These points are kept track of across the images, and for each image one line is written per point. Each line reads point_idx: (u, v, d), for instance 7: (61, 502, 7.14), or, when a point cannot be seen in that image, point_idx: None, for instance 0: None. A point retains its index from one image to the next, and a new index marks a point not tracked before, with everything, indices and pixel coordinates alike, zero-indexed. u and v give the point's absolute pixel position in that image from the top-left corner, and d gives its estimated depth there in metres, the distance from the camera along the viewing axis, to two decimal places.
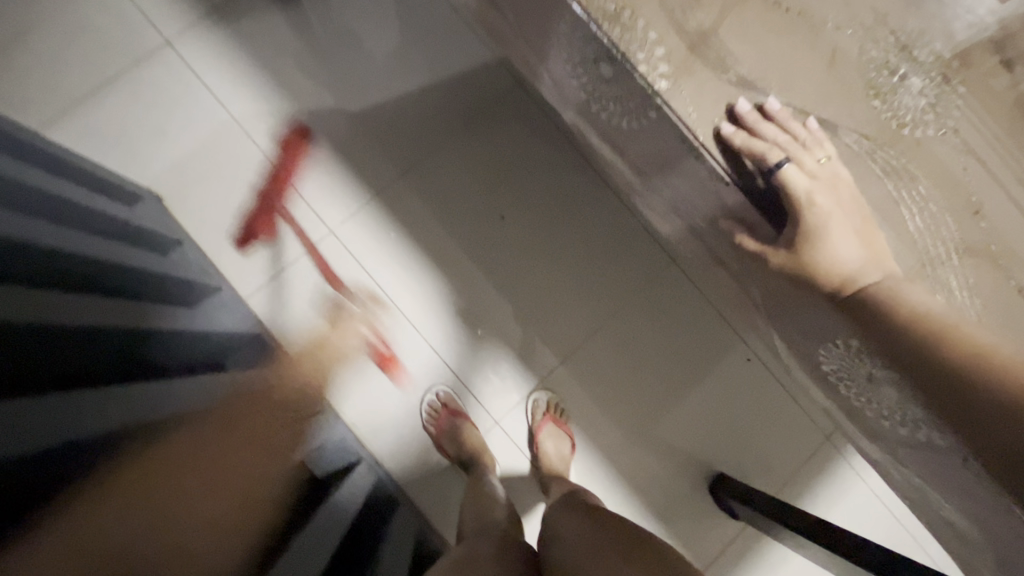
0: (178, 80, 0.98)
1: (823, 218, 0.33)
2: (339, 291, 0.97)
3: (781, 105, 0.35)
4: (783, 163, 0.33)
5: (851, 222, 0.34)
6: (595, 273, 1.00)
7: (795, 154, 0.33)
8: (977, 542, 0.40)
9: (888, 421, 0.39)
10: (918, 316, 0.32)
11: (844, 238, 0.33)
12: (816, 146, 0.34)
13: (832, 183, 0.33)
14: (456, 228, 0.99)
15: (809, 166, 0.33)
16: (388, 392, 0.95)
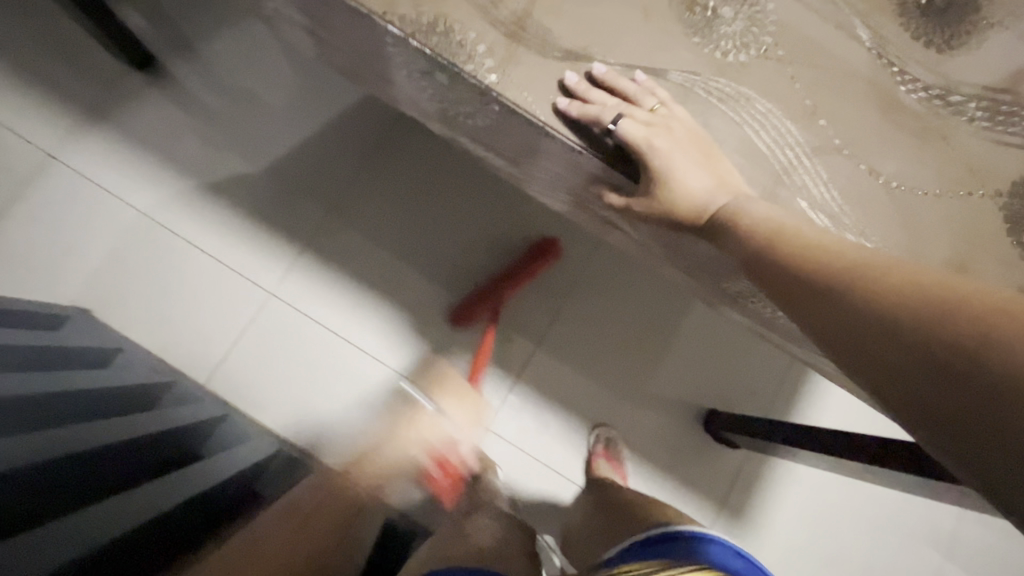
0: (73, 190, 0.95)
1: (669, 162, 0.35)
2: (297, 348, 0.96)
3: (607, 67, 0.37)
4: (617, 120, 0.36)
5: (697, 157, 0.36)
6: (539, 261, 1.02)
7: (626, 110, 0.36)
8: None
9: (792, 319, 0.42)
10: (772, 224, 0.34)
11: (693, 174, 0.36)
12: (647, 97, 0.37)
13: (669, 129, 0.36)
14: (398, 251, 0.99)
15: (642, 117, 0.36)
16: (372, 435, 0.95)
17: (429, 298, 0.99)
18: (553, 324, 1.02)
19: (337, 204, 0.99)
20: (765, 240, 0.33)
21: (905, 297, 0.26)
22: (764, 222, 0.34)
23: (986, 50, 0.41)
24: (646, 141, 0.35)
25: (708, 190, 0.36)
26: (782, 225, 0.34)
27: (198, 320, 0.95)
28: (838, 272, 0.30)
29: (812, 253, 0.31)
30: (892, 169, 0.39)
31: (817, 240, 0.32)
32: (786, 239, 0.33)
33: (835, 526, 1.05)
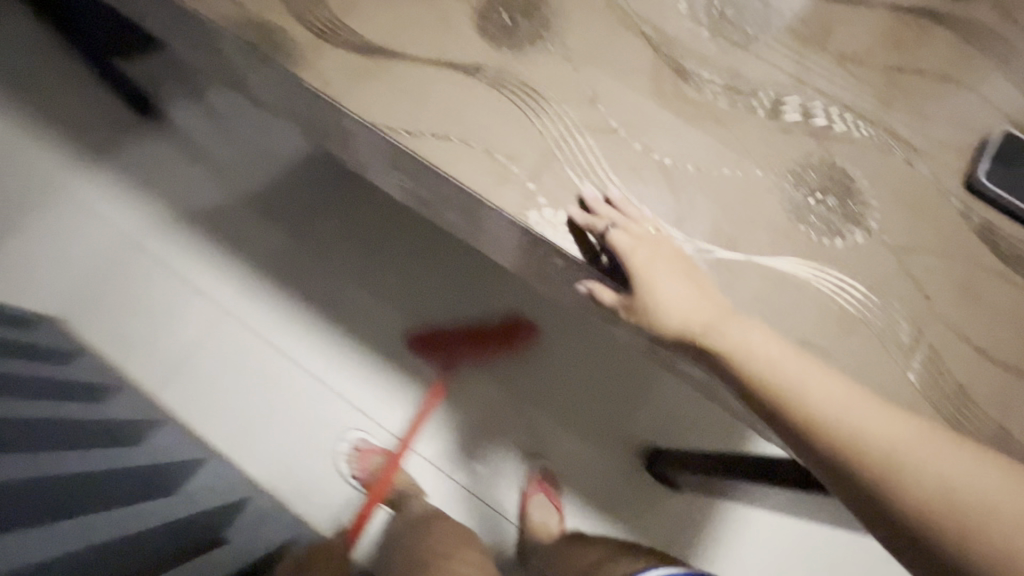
0: (68, 214, 1.09)
1: (650, 276, 0.37)
2: (244, 364, 1.03)
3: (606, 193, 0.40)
4: (609, 229, 0.38)
5: (675, 273, 0.37)
6: (493, 311, 1.02)
7: (621, 221, 0.38)
8: (711, 380, 0.43)
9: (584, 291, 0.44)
10: (810, 397, 0.31)
11: (676, 291, 0.36)
12: (643, 221, 0.39)
13: (653, 248, 0.38)
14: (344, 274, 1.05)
15: (634, 230, 0.38)
16: (304, 454, 0.99)
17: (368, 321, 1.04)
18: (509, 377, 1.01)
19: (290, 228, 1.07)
20: (803, 422, 0.31)
21: (989, 526, 0.25)
22: (779, 374, 0.32)
23: (762, 54, 0.46)
24: (627, 250, 0.37)
25: (691, 301, 0.36)
26: (805, 385, 0.31)
27: (157, 334, 1.04)
28: (889, 475, 0.28)
29: (840, 430, 0.29)
30: (667, 148, 0.42)
31: (855, 419, 0.30)
32: (830, 422, 0.30)
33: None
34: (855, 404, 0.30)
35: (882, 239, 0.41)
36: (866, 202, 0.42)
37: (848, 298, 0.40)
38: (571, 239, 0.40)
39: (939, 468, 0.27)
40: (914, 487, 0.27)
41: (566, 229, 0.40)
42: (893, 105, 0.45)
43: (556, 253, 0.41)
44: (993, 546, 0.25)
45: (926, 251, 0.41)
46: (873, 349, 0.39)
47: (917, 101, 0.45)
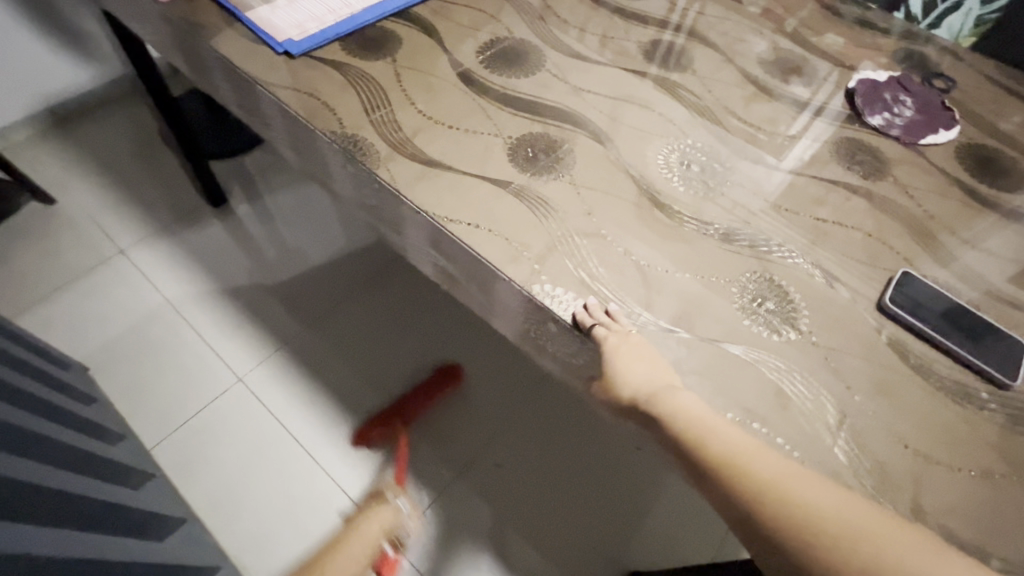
0: (123, 278, 1.23)
1: (621, 364, 0.46)
2: (244, 430, 1.07)
3: (593, 301, 0.50)
4: (595, 327, 0.48)
5: (637, 357, 0.47)
6: (518, 417, 1.14)
7: (603, 320, 0.49)
8: None
9: (570, 358, 0.53)
10: (722, 454, 0.40)
11: (639, 375, 0.46)
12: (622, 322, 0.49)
13: (627, 339, 0.48)
14: (358, 359, 1.18)
15: (613, 325, 0.48)
16: (281, 530, 0.99)
17: (372, 403, 1.12)
18: (517, 482, 1.07)
19: (318, 314, 1.23)
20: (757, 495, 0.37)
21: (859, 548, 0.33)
22: (703, 434, 0.41)
23: (717, 199, 0.61)
24: (604, 338, 0.47)
25: (646, 380, 0.46)
26: (720, 441, 0.41)
27: (168, 393, 1.09)
28: (786, 515, 0.36)
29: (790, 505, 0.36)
30: (643, 253, 0.55)
31: (753, 469, 0.38)
32: (734, 472, 0.39)
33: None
34: (755, 457, 0.39)
35: (813, 339, 0.51)
36: (800, 311, 0.53)
37: (784, 379, 0.48)
38: (564, 308, 0.51)
39: (808, 506, 0.36)
40: (786, 519, 0.35)
41: (560, 302, 0.51)
42: (819, 244, 0.59)
43: (551, 318, 0.51)
44: (836, 564, 0.33)
45: (849, 353, 0.51)
46: (805, 420, 0.47)
47: (836, 243, 0.59)
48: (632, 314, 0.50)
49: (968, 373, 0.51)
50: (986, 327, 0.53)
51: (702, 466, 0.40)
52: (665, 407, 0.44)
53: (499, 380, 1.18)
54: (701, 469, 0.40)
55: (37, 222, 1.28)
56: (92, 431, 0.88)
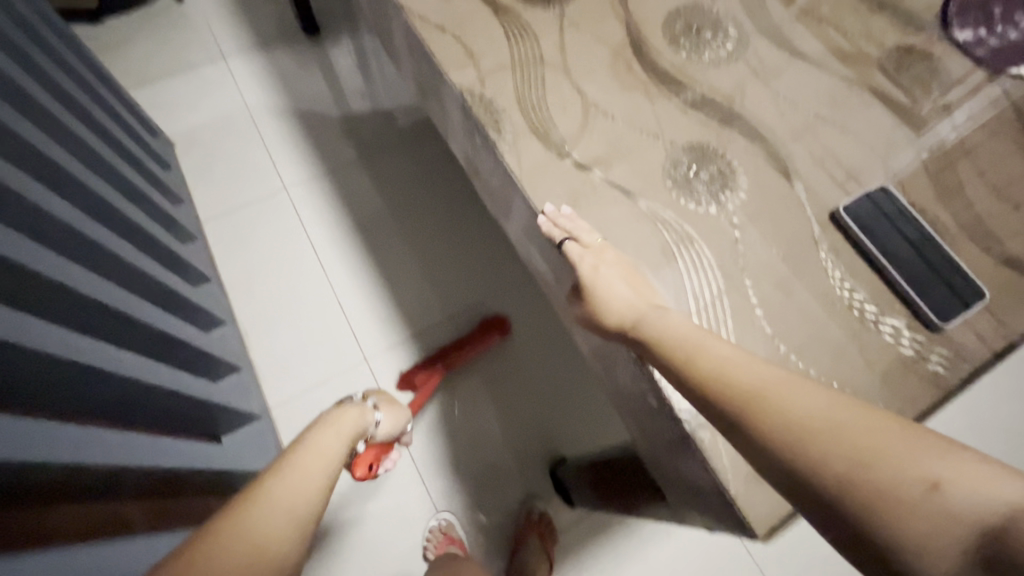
0: (219, 77, 1.38)
1: (598, 287, 0.44)
2: (276, 231, 1.21)
3: (558, 209, 0.47)
4: (565, 242, 0.45)
5: (625, 280, 0.44)
6: (513, 294, 1.15)
7: (576, 235, 0.46)
8: (553, 282, 0.53)
9: (492, 179, 0.55)
10: (699, 363, 0.36)
11: (621, 299, 0.43)
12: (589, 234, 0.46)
13: (596, 261, 0.45)
14: (386, 200, 1.24)
15: (585, 242, 0.45)
16: (280, 316, 1.13)
17: (385, 242, 1.20)
18: (491, 359, 1.10)
19: (366, 153, 1.30)
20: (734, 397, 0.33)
21: (835, 438, 0.29)
22: (678, 343, 0.38)
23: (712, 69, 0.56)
24: (577, 259, 0.45)
25: (631, 308, 0.42)
26: (706, 355, 0.36)
27: (229, 183, 1.26)
28: (761, 413, 0.32)
29: (769, 403, 0.32)
30: (596, 96, 0.53)
31: (732, 375, 0.34)
32: (707, 379, 0.35)
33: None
34: (736, 366, 0.35)
35: (732, 219, 0.48)
36: (734, 192, 0.49)
37: (675, 241, 0.47)
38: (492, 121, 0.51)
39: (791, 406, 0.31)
40: (763, 422, 0.31)
41: (493, 116, 0.51)
42: (802, 139, 0.53)
43: (478, 131, 0.52)
44: (808, 457, 0.29)
45: (764, 242, 0.47)
46: (676, 283, 0.45)
47: (822, 144, 0.52)
48: (553, 144, 0.50)
49: (894, 304, 0.45)
50: (945, 266, 0.46)
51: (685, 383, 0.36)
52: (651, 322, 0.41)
53: (507, 255, 1.19)
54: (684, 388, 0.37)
55: (167, 13, 1.45)
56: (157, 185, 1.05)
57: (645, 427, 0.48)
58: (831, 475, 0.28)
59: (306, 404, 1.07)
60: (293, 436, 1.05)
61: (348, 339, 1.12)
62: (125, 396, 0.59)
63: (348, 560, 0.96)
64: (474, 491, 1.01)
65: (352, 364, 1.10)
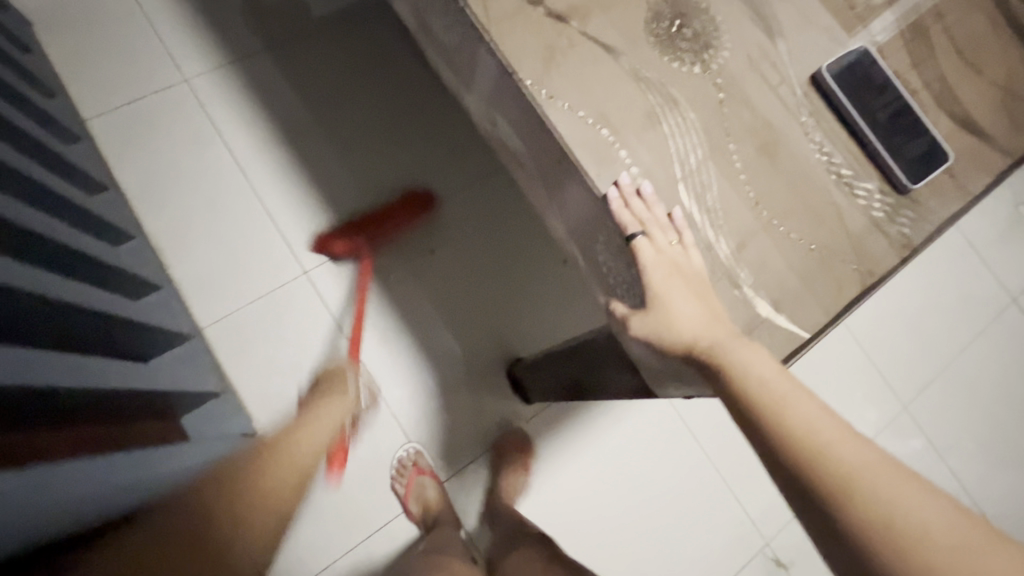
0: None
1: (667, 300, 0.39)
2: (182, 129, 1.04)
3: (632, 180, 0.41)
4: (637, 236, 0.39)
5: (688, 293, 0.40)
6: (460, 197, 1.10)
7: (649, 230, 0.40)
8: (525, 159, 0.48)
9: (452, 37, 0.47)
10: (797, 433, 0.35)
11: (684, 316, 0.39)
12: (671, 230, 0.40)
13: (667, 268, 0.40)
14: (312, 96, 1.10)
15: (660, 243, 0.40)
16: (201, 229, 1.00)
17: (316, 143, 1.08)
18: (444, 267, 1.06)
19: (280, 37, 1.11)
20: (839, 488, 0.33)
21: (939, 553, 0.30)
22: (775, 402, 0.37)
23: None
24: (650, 268, 0.39)
25: (698, 327, 0.39)
26: (792, 417, 0.36)
27: (112, 68, 1.03)
28: (866, 510, 0.32)
29: (880, 502, 0.32)
30: None
31: (836, 456, 0.34)
32: (809, 457, 0.34)
33: (626, 474, 1.04)
34: (839, 447, 0.35)
35: (718, 82, 0.45)
36: (718, 50, 0.45)
37: (661, 107, 0.43)
38: None
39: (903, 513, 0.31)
40: (878, 529, 0.31)
41: None
42: None
43: None
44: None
45: (749, 108, 0.45)
46: (664, 151, 0.42)
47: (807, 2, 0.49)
48: None
49: (868, 169, 0.45)
50: (917, 129, 0.46)
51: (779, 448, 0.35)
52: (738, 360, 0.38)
53: (454, 157, 1.11)
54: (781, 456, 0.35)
55: None
56: (17, 68, 0.84)
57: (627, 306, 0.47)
58: None
59: (243, 323, 0.98)
60: (232, 358, 0.96)
61: (283, 251, 1.02)
62: (42, 317, 0.50)
63: None
64: (432, 397, 1.01)
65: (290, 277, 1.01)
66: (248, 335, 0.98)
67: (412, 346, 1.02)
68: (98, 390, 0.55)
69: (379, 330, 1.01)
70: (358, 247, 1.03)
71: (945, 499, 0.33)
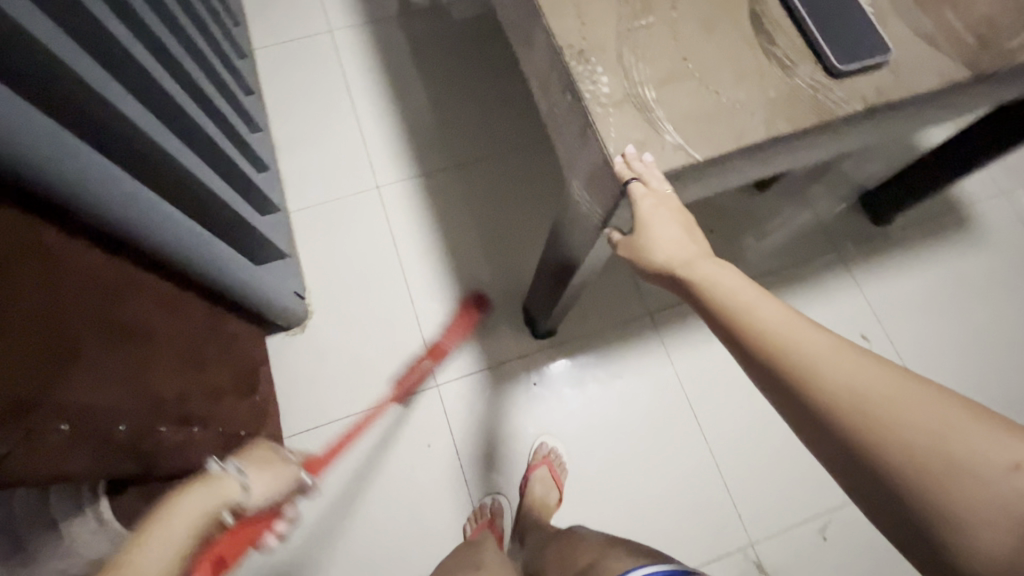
0: None
1: (651, 225, 0.51)
2: (317, 65, 1.31)
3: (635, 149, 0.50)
4: (632, 181, 0.49)
5: (670, 219, 0.52)
6: (518, 149, 1.24)
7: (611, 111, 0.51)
8: (523, 33, 0.60)
9: None
10: (801, 359, 0.42)
11: (668, 241, 0.52)
12: (624, 112, 0.51)
13: (659, 203, 0.50)
14: (418, 52, 1.33)
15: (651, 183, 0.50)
16: (309, 140, 1.25)
17: (412, 89, 1.30)
18: (489, 205, 1.20)
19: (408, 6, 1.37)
20: (840, 404, 0.39)
21: (922, 444, 0.36)
22: (779, 333, 0.44)
23: None
24: (641, 198, 0.49)
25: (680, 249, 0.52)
26: (794, 347, 0.43)
27: (282, 15, 1.34)
28: (865, 421, 0.38)
29: (874, 410, 0.38)
30: None
31: (830, 376, 0.40)
32: (813, 381, 0.41)
33: (617, 427, 1.06)
34: (832, 360, 0.41)
35: None
36: None
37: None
38: None
39: (881, 403, 0.38)
40: (872, 432, 0.38)
41: None
42: None
43: None
44: (915, 468, 0.36)
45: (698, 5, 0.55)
46: (613, 24, 0.54)
47: None
48: None
49: (793, 64, 0.54)
50: (846, 40, 0.54)
51: (789, 386, 0.42)
52: (738, 308, 0.47)
53: (519, 116, 1.27)
54: (785, 387, 0.42)
55: None
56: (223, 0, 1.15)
57: (575, 150, 0.57)
58: (937, 487, 0.35)
59: (322, 215, 1.19)
60: (303, 239, 1.17)
61: (364, 166, 1.23)
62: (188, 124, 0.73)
63: (330, 346, 1.10)
64: (451, 308, 1.12)
65: (364, 188, 1.22)
66: (320, 226, 1.19)
67: (448, 261, 1.16)
68: (215, 196, 0.76)
69: (421, 240, 1.17)
70: (422, 174, 1.22)
71: (933, 392, 0.39)
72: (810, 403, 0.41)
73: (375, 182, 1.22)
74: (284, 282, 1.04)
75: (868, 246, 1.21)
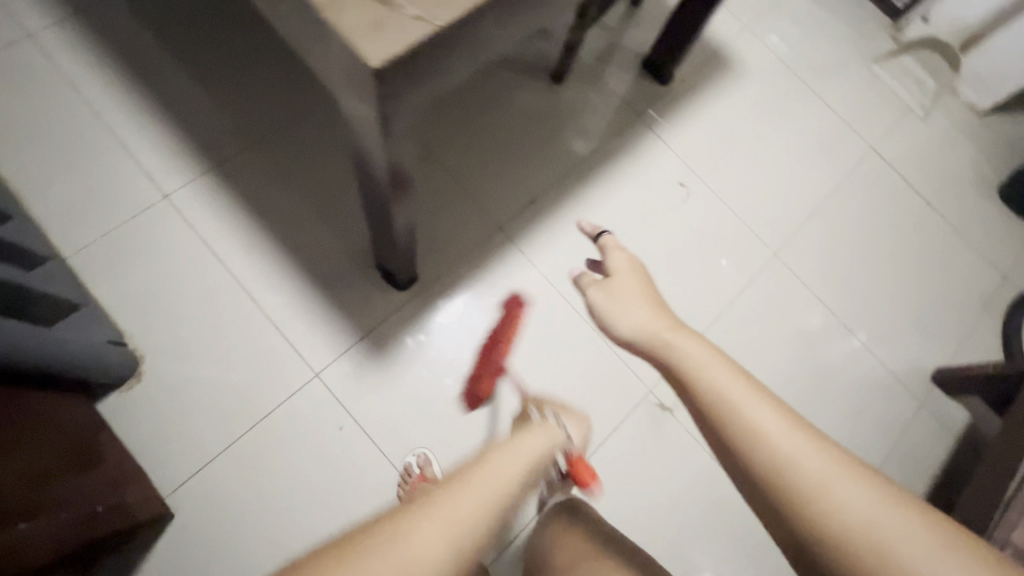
0: None
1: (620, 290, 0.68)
2: (32, 80, 1.07)
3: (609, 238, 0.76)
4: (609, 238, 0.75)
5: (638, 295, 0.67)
6: (309, 109, 1.15)
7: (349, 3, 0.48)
8: None
9: None
10: (742, 417, 0.52)
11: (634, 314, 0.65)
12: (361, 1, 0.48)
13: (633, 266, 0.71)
14: (154, 34, 1.14)
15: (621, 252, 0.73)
16: (57, 170, 1.04)
17: (162, 77, 1.12)
18: (302, 176, 1.11)
19: None
20: (778, 470, 0.49)
21: (845, 522, 0.46)
22: (718, 394, 0.54)
23: None
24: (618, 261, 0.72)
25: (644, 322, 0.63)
26: (738, 412, 0.52)
27: None
28: (796, 490, 0.48)
29: (802, 476, 0.48)
30: None
31: (771, 446, 0.50)
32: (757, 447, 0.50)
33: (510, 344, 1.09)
34: (774, 433, 0.50)
35: None
36: None
37: None
38: None
39: (814, 483, 0.47)
40: (801, 501, 0.47)
41: None
42: None
43: None
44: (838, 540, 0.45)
45: None
46: None
47: None
48: None
49: None
50: None
51: (733, 443, 0.52)
52: (688, 368, 0.57)
53: (298, 73, 1.17)
54: (748, 471, 0.50)
55: None
56: None
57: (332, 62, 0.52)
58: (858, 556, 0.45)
59: (111, 250, 1.01)
60: (98, 284, 0.99)
61: (140, 178, 1.06)
62: None
63: (181, 385, 0.97)
64: (303, 295, 1.04)
65: (149, 203, 1.05)
66: (115, 262, 1.01)
67: (281, 249, 1.06)
68: None
69: (240, 237, 1.06)
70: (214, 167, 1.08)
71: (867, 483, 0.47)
72: (753, 467, 0.50)
73: (161, 193, 1.06)
74: (92, 332, 0.87)
75: (663, 107, 1.33)
